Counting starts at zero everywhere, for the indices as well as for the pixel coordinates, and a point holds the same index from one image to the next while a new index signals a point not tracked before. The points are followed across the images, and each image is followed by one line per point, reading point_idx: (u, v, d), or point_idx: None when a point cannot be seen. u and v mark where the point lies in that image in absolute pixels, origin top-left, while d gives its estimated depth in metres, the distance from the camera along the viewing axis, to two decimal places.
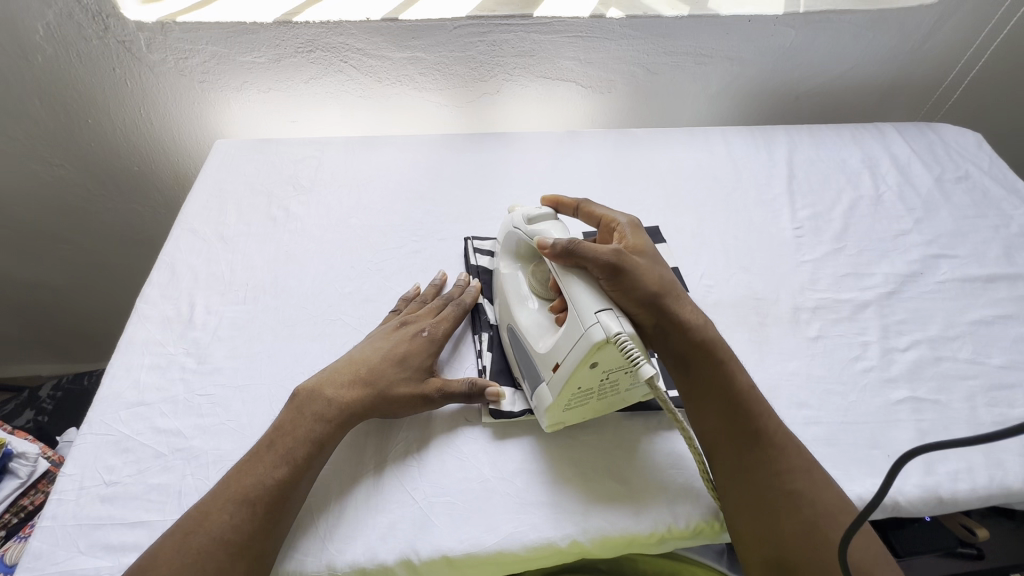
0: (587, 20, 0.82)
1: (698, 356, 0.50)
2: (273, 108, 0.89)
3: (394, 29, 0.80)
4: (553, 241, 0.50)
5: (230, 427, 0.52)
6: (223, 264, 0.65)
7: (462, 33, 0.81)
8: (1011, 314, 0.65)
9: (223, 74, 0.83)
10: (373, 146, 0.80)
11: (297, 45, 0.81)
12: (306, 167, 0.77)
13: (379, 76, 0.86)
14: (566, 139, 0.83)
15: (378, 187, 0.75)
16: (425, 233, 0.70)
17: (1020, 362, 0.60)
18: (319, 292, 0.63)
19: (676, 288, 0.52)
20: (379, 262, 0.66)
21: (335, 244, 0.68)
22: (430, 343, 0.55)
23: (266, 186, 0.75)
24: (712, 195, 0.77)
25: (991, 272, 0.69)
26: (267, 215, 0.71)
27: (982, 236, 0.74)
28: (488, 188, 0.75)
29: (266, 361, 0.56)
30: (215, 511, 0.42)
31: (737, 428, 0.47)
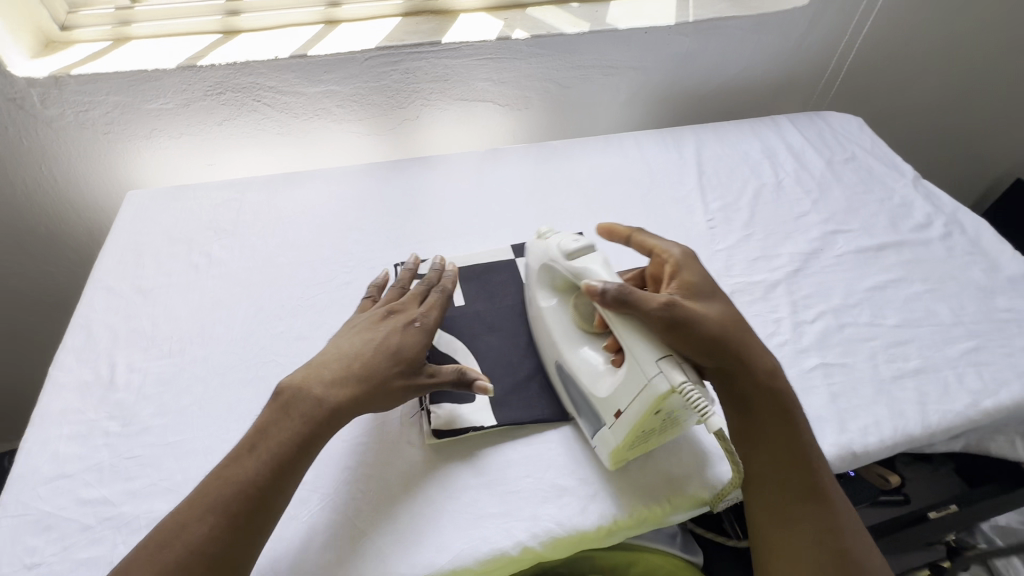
0: (495, 43, 0.85)
1: (770, 407, 0.50)
2: (186, 152, 0.86)
3: (304, 65, 0.80)
4: (602, 287, 0.49)
5: (164, 486, 0.50)
6: (144, 319, 0.63)
7: (374, 63, 0.82)
8: (900, 277, 0.72)
9: (129, 123, 0.81)
10: (295, 181, 0.80)
11: (206, 89, 0.80)
12: (226, 210, 0.76)
13: (295, 112, 0.86)
14: (487, 156, 0.85)
15: (303, 222, 0.75)
16: (355, 263, 0.70)
17: (911, 320, 0.67)
18: (248, 336, 0.62)
19: (738, 327, 0.51)
20: (310, 299, 0.65)
21: (262, 286, 0.67)
22: (421, 333, 0.53)
23: (184, 234, 0.73)
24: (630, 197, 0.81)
25: (881, 242, 0.76)
26: (188, 263, 0.69)
27: (870, 210, 0.81)
28: (415, 214, 0.76)
29: (197, 414, 0.55)
30: (195, 519, 0.42)
31: (789, 486, 0.48)
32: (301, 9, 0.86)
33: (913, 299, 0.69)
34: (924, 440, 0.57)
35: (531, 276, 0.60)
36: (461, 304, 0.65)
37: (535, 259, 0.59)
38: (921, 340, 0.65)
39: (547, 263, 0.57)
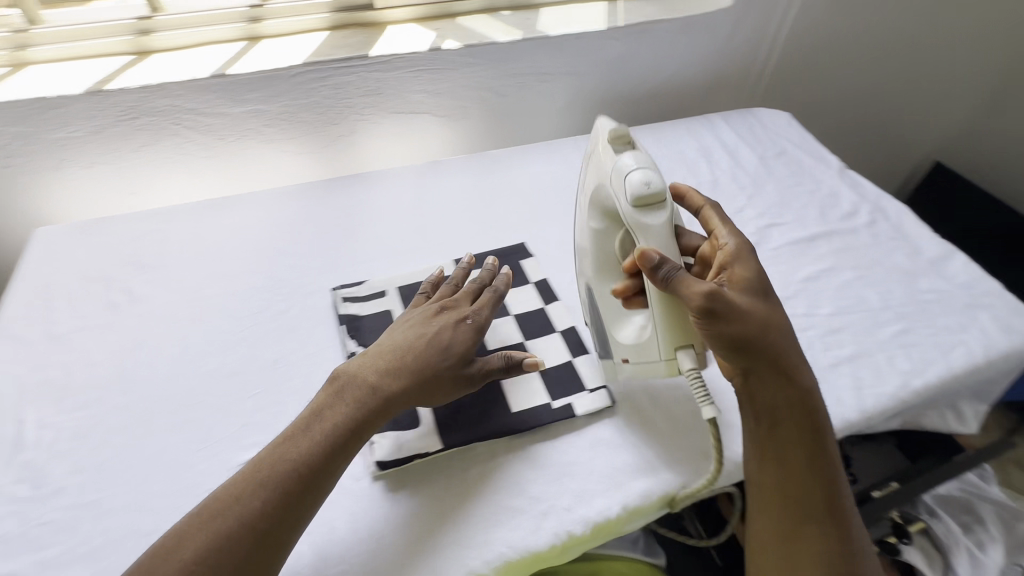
0: (425, 54, 0.83)
1: (801, 426, 0.46)
2: (105, 183, 0.81)
3: (226, 84, 0.77)
4: (657, 260, 0.45)
5: (79, 553, 0.45)
6: (55, 368, 0.58)
7: (302, 80, 0.80)
8: (831, 267, 0.75)
9: (34, 156, 0.75)
10: (223, 208, 0.76)
11: (120, 114, 0.75)
12: (149, 241, 0.71)
13: (222, 134, 0.81)
14: (423, 168, 0.84)
15: (233, 249, 0.71)
16: (291, 289, 0.67)
17: (841, 308, 0.69)
18: (172, 378, 0.58)
19: (781, 337, 0.48)
20: (240, 333, 0.62)
21: (186, 322, 0.63)
22: (474, 331, 0.50)
23: (104, 271, 0.68)
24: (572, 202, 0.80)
25: (812, 233, 0.79)
26: (108, 301, 0.65)
27: (801, 203, 0.84)
28: (349, 234, 0.74)
29: (124, 466, 0.51)
30: (247, 496, 0.40)
31: (804, 505, 0.45)
32: (219, 26, 0.82)
33: (844, 288, 0.72)
34: (861, 425, 0.59)
35: (591, 176, 0.54)
36: None
37: (601, 160, 0.52)
38: (851, 327, 0.67)
39: (607, 184, 0.51)
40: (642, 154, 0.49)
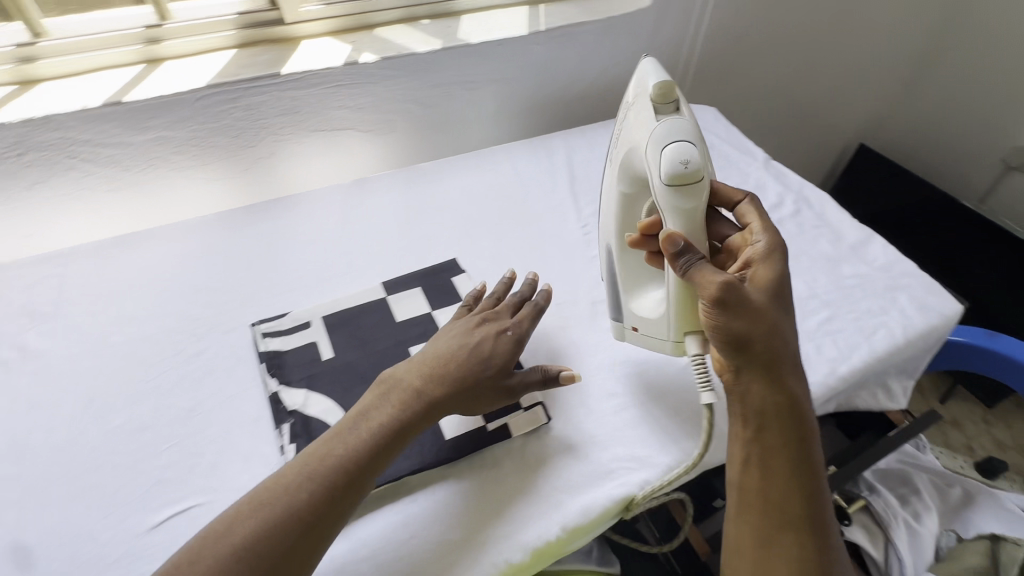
0: (649, 68, 0.62)
1: (781, 417, 0.50)
2: (290, 150, 0.92)
3: (357, 71, 0.88)
4: (677, 245, 0.53)
5: (144, 453, 0.56)
6: (150, 322, 0.68)
7: (384, 78, 0.91)
8: (913, 326, 0.71)
9: (227, 115, 0.83)
10: (379, 186, 0.89)
11: (325, 88, 0.87)
12: (320, 208, 0.84)
13: (350, 123, 0.94)
14: (480, 162, 0.94)
15: (306, 218, 0.83)
16: (404, 260, 0.76)
17: (888, 356, 0.69)
18: (260, 315, 0.68)
19: (777, 336, 0.51)
20: (322, 280, 0.73)
21: (280, 266, 0.75)
22: (515, 343, 0.59)
23: (268, 216, 0.83)
24: (561, 219, 0.84)
25: (892, 284, 0.76)
26: (242, 261, 0.76)
27: (865, 261, 0.79)
28: (366, 230, 0.81)
29: (209, 381, 0.61)
30: (374, 412, 0.53)
31: (777, 505, 0.48)
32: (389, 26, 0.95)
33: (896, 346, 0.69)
34: None
35: (620, 144, 0.63)
36: None
37: (635, 120, 0.60)
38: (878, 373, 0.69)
39: (637, 147, 0.58)
40: (687, 128, 0.56)
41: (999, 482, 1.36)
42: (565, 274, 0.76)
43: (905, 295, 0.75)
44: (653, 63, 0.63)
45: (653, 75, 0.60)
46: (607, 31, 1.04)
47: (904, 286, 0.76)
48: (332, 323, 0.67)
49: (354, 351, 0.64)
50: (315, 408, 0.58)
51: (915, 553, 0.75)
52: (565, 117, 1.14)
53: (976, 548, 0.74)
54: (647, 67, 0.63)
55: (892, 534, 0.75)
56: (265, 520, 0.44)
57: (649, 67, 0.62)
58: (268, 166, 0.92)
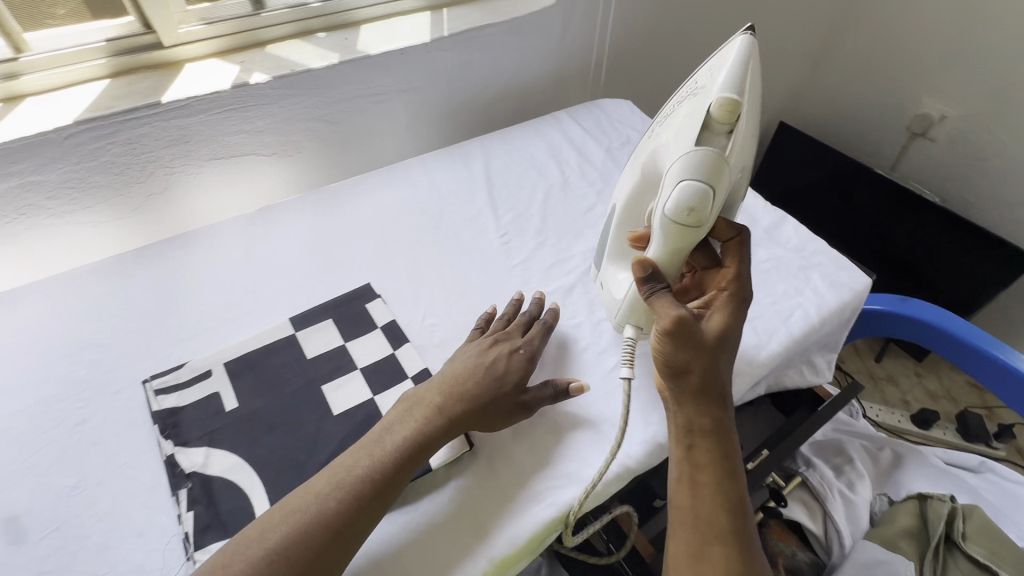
0: (730, 58, 0.55)
1: (708, 436, 0.52)
2: (182, 182, 0.86)
3: (249, 92, 0.82)
4: (643, 271, 0.56)
5: (18, 545, 0.50)
6: (23, 394, 0.61)
7: (281, 96, 0.86)
8: (827, 305, 0.73)
9: (102, 152, 0.76)
10: (282, 210, 0.83)
11: (217, 113, 0.82)
12: (218, 241, 0.78)
13: (250, 148, 0.89)
14: (393, 175, 0.90)
15: (200, 254, 0.76)
16: (312, 291, 0.72)
17: (807, 339, 0.71)
18: (153, 369, 0.62)
19: (714, 362, 0.52)
20: (223, 322, 0.68)
21: (175, 312, 0.69)
22: (527, 360, 0.60)
23: (157, 255, 0.76)
24: (481, 230, 0.82)
25: (805, 264, 0.78)
26: (129, 309, 0.69)
27: (777, 243, 0.81)
28: (271, 260, 0.76)
29: (93, 453, 0.55)
30: (397, 427, 0.53)
31: (705, 520, 0.50)
32: (282, 46, 0.90)
33: (813, 328, 0.71)
34: None
35: (664, 131, 0.60)
36: (385, 352, 0.65)
37: (685, 121, 0.56)
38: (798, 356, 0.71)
39: (670, 153, 0.57)
40: (712, 166, 0.53)
41: (933, 431, 1.43)
42: (482, 287, 0.73)
43: (818, 273, 0.77)
44: (745, 55, 0.54)
45: (729, 77, 0.53)
46: (514, 32, 1.02)
47: (816, 264, 0.78)
48: (235, 369, 0.62)
49: (260, 398, 0.60)
50: (217, 466, 0.54)
51: (852, 522, 0.77)
52: (482, 122, 1.12)
53: (907, 508, 0.77)
54: (733, 55, 0.54)
55: (829, 507, 0.77)
56: (298, 531, 0.45)
57: (737, 61, 0.54)
58: (163, 201, 0.86)
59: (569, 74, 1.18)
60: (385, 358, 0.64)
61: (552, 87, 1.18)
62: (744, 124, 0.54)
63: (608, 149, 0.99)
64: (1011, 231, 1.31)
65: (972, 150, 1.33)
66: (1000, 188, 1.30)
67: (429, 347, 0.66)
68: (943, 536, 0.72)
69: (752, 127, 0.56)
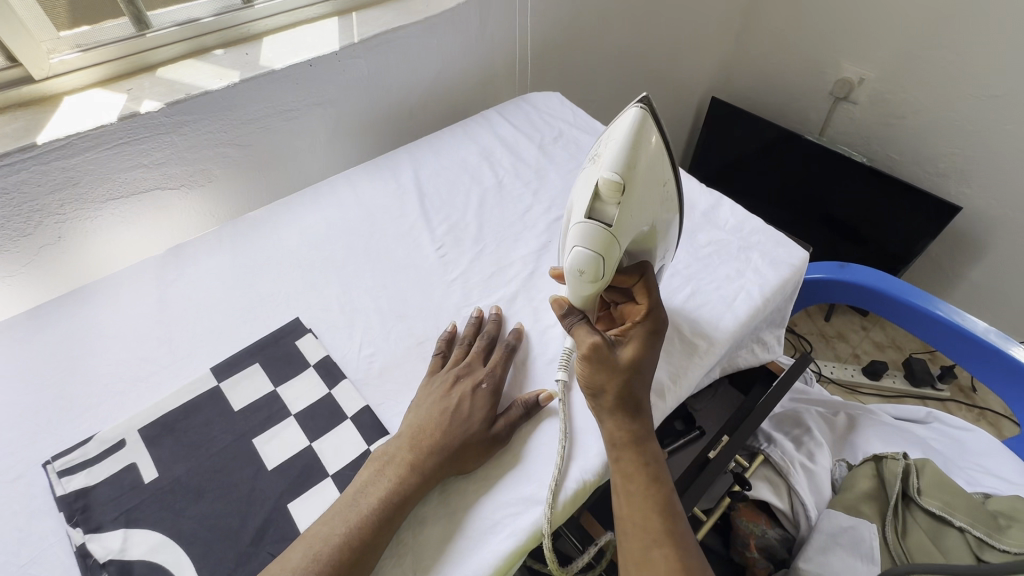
0: (625, 127, 0.51)
1: (634, 445, 0.53)
2: (78, 228, 0.78)
3: (142, 123, 0.75)
4: (561, 307, 0.58)
5: None
6: None
7: (178, 122, 0.78)
8: (768, 283, 0.73)
9: None
10: (194, 245, 0.76)
11: (107, 147, 0.74)
12: (123, 288, 0.71)
13: (152, 182, 0.81)
14: (316, 195, 0.84)
15: (104, 307, 0.69)
16: (235, 333, 0.67)
17: (752, 320, 0.70)
18: (56, 448, 0.56)
19: (633, 378, 0.54)
20: (136, 382, 0.61)
21: (78, 376, 0.62)
22: (492, 394, 0.58)
23: (50, 315, 0.67)
24: (415, 245, 0.78)
25: (744, 244, 0.78)
26: (21, 380, 0.61)
27: (714, 225, 0.81)
28: (185, 303, 0.70)
29: None
30: (373, 487, 0.50)
31: (642, 526, 0.50)
32: (174, 69, 0.82)
33: (757, 307, 0.71)
34: None
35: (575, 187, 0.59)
36: (321, 392, 0.61)
37: (583, 188, 0.54)
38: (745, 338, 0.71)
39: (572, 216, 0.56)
40: (601, 241, 0.52)
41: (883, 380, 1.50)
42: (421, 306, 0.70)
43: (757, 252, 0.77)
44: (635, 129, 0.51)
45: (616, 153, 0.50)
46: (430, 32, 0.97)
47: (756, 244, 0.78)
48: (152, 434, 0.56)
49: (183, 463, 0.54)
50: (137, 549, 0.48)
51: (816, 493, 0.79)
52: (410, 127, 1.07)
53: (865, 471, 0.78)
54: (623, 128, 0.51)
55: (792, 481, 0.78)
56: None
57: (626, 135, 0.51)
58: (59, 252, 0.78)
59: (495, 69, 1.15)
60: (322, 399, 0.60)
61: (479, 84, 1.14)
62: (637, 197, 0.52)
63: (541, 144, 0.96)
64: (935, 183, 1.37)
65: (891, 110, 1.38)
66: (920, 143, 1.36)
67: (367, 380, 0.62)
68: (901, 493, 0.73)
69: (650, 196, 0.53)
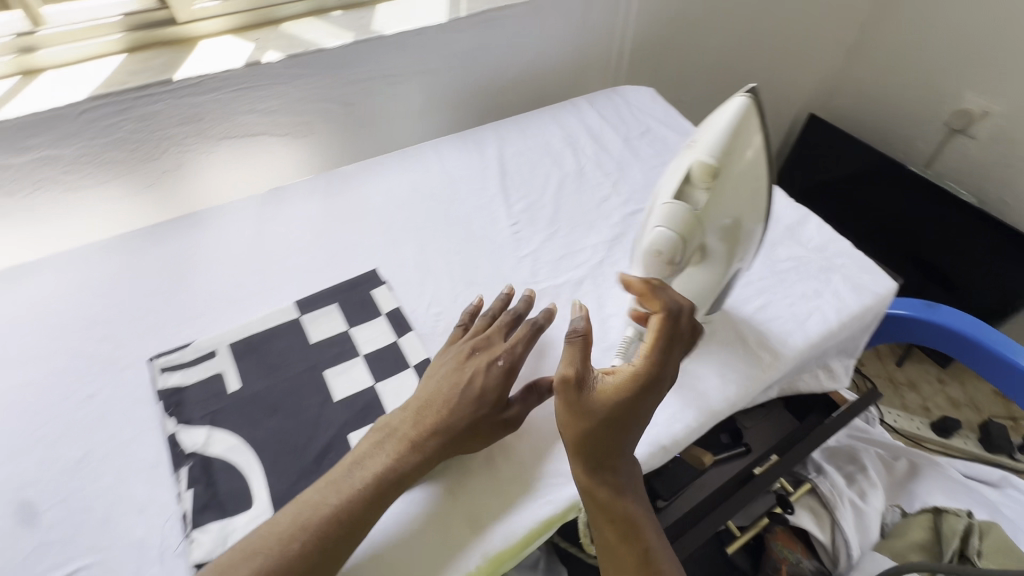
0: (725, 116, 0.52)
1: (610, 495, 0.50)
2: (193, 162, 0.86)
3: (261, 72, 0.81)
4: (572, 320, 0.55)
5: (24, 516, 0.51)
6: (36, 367, 0.61)
7: (291, 74, 0.84)
8: (846, 307, 0.70)
9: (112, 129, 0.76)
10: (290, 192, 0.82)
11: (229, 91, 0.81)
12: (227, 219, 0.78)
13: (262, 129, 0.88)
14: (404, 159, 0.88)
15: (209, 233, 0.76)
16: (319, 274, 0.72)
17: (822, 341, 0.68)
18: (159, 348, 0.63)
19: (608, 427, 0.50)
20: (231, 303, 0.68)
21: (183, 289, 0.69)
22: (506, 372, 0.57)
23: (164, 234, 0.75)
24: (491, 218, 0.81)
25: (826, 264, 0.75)
26: (135, 286, 0.69)
27: (797, 241, 0.78)
28: (279, 240, 0.76)
29: (99, 428, 0.56)
30: (368, 461, 0.51)
31: (623, 566, 0.50)
32: (295, 24, 0.89)
33: (831, 330, 0.68)
34: None
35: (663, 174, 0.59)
36: (389, 339, 0.65)
37: (673, 171, 0.54)
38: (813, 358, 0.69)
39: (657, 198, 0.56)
40: (685, 223, 0.52)
41: (952, 440, 1.38)
42: (491, 276, 0.72)
43: (839, 275, 0.74)
44: (737, 117, 0.52)
45: (714, 138, 0.51)
46: (534, 13, 0.99)
47: (839, 266, 0.75)
48: (239, 350, 0.62)
49: (263, 380, 0.60)
50: (216, 447, 0.54)
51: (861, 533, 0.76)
52: (499, 106, 1.10)
53: (922, 521, 0.76)
54: (725, 115, 0.52)
55: (838, 515, 0.75)
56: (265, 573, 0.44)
57: (727, 123, 0.51)
58: (178, 180, 0.86)
59: (591, 58, 1.15)
60: (389, 346, 0.64)
61: (572, 72, 1.14)
62: (729, 183, 0.52)
63: (626, 138, 0.96)
64: None
65: (1013, 149, 1.26)
66: None
67: (433, 336, 0.66)
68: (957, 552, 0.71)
69: (741, 188, 0.53)
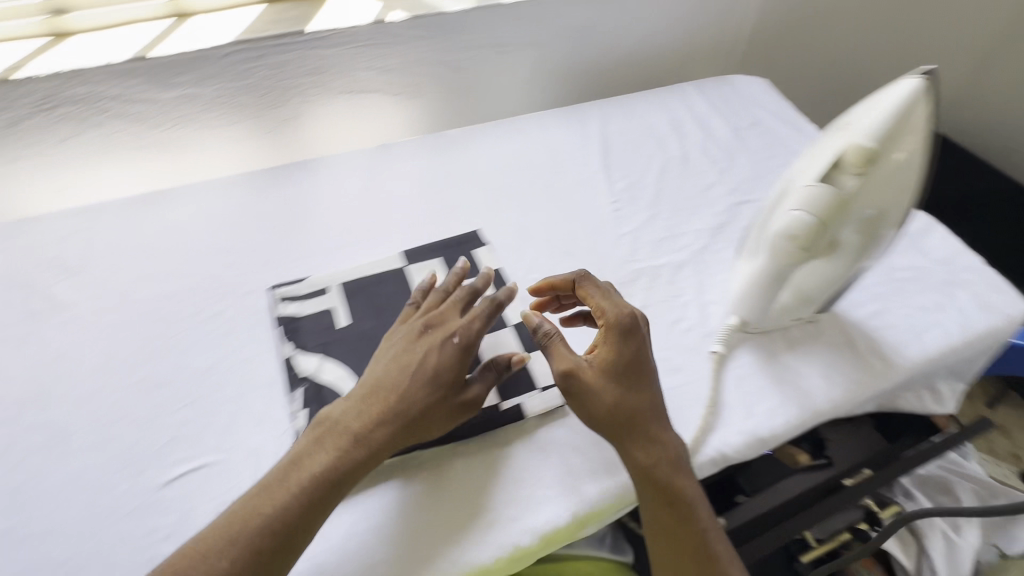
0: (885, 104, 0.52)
1: (656, 473, 0.49)
2: (312, 113, 0.90)
3: (384, 31, 0.85)
4: (536, 321, 0.56)
5: (159, 412, 0.56)
6: (171, 283, 0.67)
7: (411, 35, 0.87)
8: (971, 324, 0.65)
9: (248, 75, 0.81)
10: (400, 148, 0.85)
11: (354, 47, 0.85)
12: (340, 168, 0.82)
13: (377, 87, 0.91)
14: (509, 128, 0.89)
15: (324, 180, 0.80)
16: (424, 229, 0.74)
17: (941, 356, 0.63)
18: (278, 280, 0.67)
19: (628, 407, 0.50)
20: (343, 246, 0.71)
21: (300, 229, 0.73)
22: (462, 350, 0.52)
23: (283, 177, 0.80)
24: (591, 194, 0.80)
25: (952, 278, 0.70)
26: (257, 222, 0.74)
27: (919, 250, 0.73)
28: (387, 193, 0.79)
29: (224, 344, 0.61)
30: (308, 460, 0.47)
31: (681, 548, 0.47)
32: None
33: (952, 345, 0.64)
34: None
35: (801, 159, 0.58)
36: None
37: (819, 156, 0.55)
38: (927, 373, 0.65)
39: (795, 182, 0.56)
40: (828, 207, 0.52)
41: None
42: (591, 250, 0.72)
43: (966, 290, 0.68)
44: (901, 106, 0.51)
45: (873, 124, 0.51)
46: None
47: (966, 281, 0.69)
48: (350, 290, 0.65)
49: (370, 320, 0.63)
50: (327, 374, 0.58)
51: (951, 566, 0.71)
52: (601, 86, 1.08)
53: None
54: (885, 104, 0.52)
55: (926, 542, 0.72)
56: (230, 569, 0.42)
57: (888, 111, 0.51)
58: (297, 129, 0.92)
59: (701, 43, 1.11)
60: None
61: (680, 57, 1.11)
62: (881, 172, 0.52)
63: (735, 127, 0.92)
64: None
65: None
66: None
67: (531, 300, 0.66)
68: None
69: (892, 180, 0.53)
